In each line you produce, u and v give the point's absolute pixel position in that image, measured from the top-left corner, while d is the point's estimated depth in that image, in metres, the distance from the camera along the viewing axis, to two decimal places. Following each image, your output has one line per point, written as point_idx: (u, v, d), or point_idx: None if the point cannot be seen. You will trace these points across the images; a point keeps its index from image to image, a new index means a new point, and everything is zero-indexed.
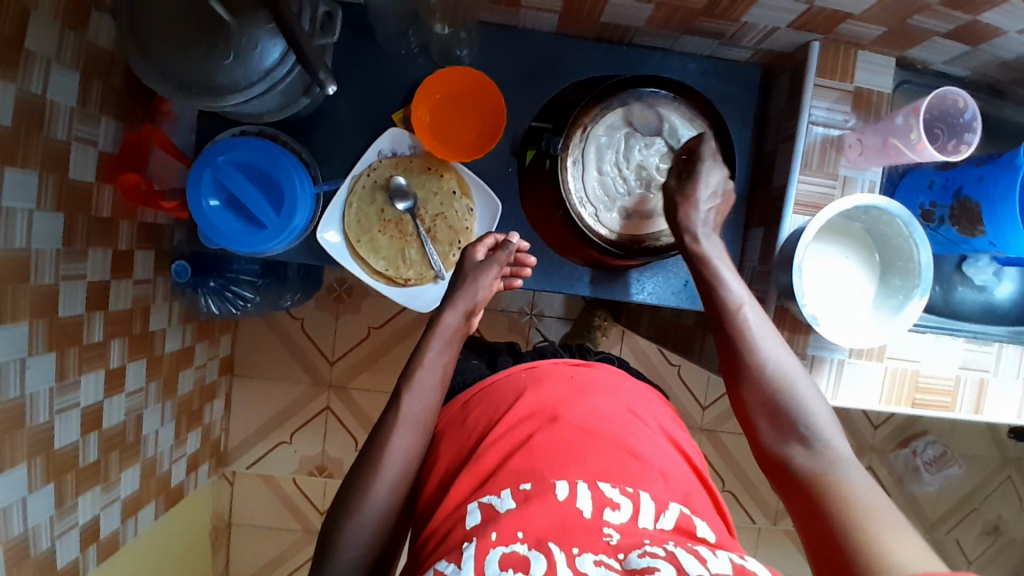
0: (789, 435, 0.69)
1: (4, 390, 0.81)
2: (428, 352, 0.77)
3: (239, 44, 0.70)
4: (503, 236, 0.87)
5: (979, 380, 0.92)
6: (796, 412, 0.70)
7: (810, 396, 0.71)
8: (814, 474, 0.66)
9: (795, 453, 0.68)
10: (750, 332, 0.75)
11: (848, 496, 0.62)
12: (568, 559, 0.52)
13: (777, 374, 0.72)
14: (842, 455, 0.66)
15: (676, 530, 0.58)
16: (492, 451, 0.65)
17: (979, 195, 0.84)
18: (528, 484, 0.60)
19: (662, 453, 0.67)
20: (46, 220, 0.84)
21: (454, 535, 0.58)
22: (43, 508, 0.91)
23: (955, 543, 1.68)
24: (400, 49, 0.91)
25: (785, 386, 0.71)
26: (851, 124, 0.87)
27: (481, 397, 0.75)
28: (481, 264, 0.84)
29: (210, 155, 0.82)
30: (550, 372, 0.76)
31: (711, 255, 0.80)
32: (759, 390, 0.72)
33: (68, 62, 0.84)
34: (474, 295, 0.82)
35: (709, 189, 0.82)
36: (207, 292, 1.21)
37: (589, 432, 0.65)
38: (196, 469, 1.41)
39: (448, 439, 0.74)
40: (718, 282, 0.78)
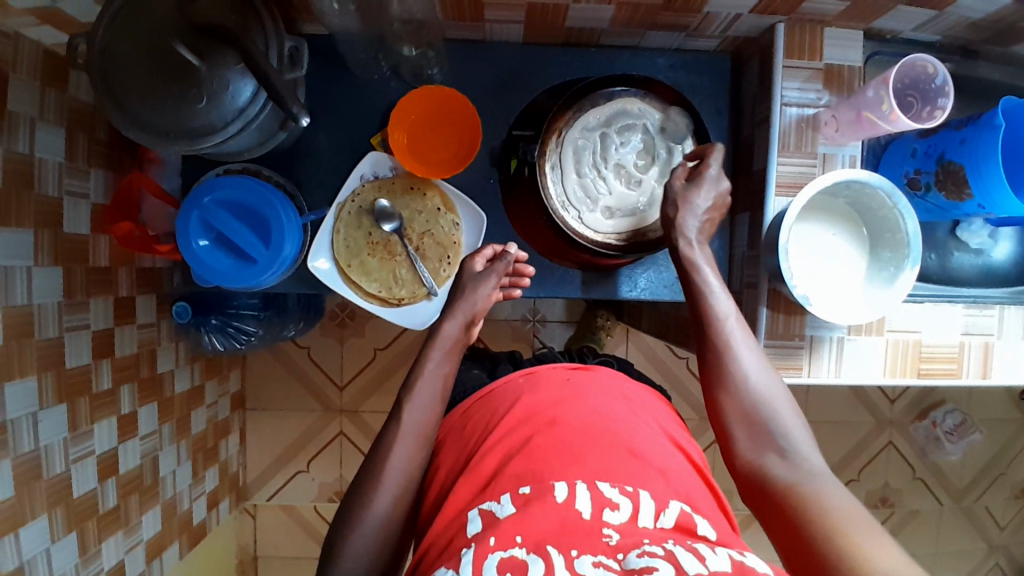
0: (766, 444, 0.69)
1: (18, 445, 0.83)
2: (427, 364, 0.77)
3: (211, 88, 0.72)
4: (501, 248, 0.89)
5: (984, 344, 0.91)
6: (774, 422, 0.70)
7: (787, 411, 0.72)
8: (788, 482, 0.65)
9: (771, 462, 0.68)
10: (734, 344, 0.75)
11: (821, 503, 0.61)
12: (566, 561, 0.52)
13: (758, 385, 0.73)
14: (816, 468, 0.66)
15: (677, 528, 0.58)
16: (491, 457, 0.66)
17: (962, 159, 0.84)
18: (527, 487, 0.60)
19: (662, 449, 0.67)
20: (46, 275, 0.86)
21: (455, 542, 0.58)
22: (67, 556, 0.92)
23: (985, 509, 1.65)
24: (372, 75, 0.92)
25: (765, 397, 0.72)
26: (825, 101, 0.87)
27: (480, 406, 0.76)
28: (480, 273, 0.85)
29: (196, 197, 0.83)
30: (548, 377, 0.76)
31: (700, 262, 0.81)
32: (740, 401, 0.73)
33: (52, 120, 0.86)
34: (474, 304, 0.82)
35: (711, 196, 0.82)
36: (210, 330, 1.23)
37: (588, 432, 0.66)
38: (217, 505, 1.43)
39: (448, 448, 0.75)
40: (706, 289, 0.79)
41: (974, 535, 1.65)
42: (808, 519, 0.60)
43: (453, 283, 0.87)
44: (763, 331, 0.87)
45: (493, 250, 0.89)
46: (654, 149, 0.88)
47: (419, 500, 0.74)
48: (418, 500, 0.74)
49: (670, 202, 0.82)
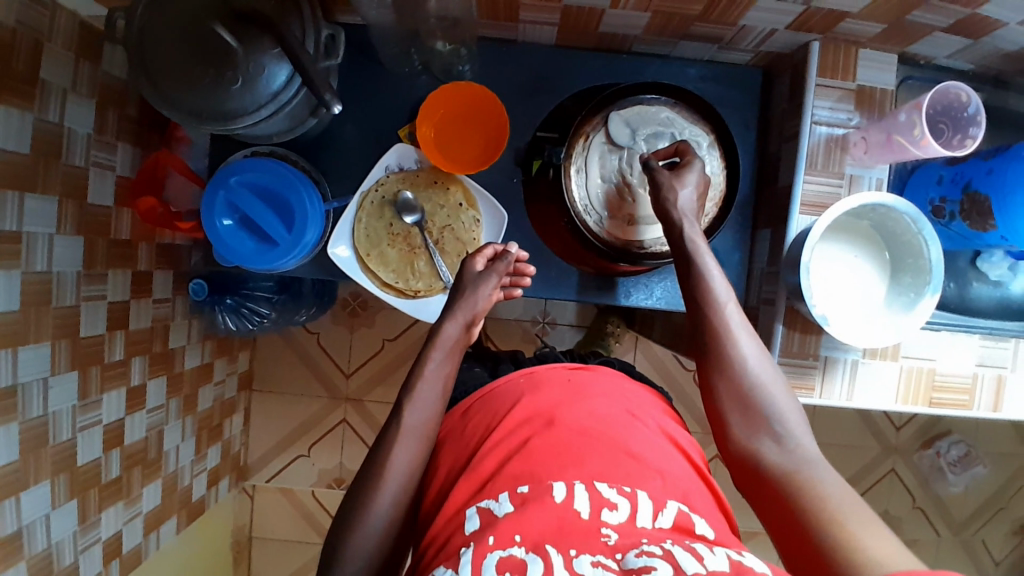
0: (760, 430, 0.68)
1: (27, 410, 0.84)
2: (428, 366, 0.77)
3: (247, 71, 0.72)
4: (502, 247, 0.88)
5: (997, 377, 0.91)
6: (768, 409, 0.69)
7: (782, 396, 0.70)
8: (784, 470, 0.65)
9: (765, 448, 0.67)
10: (732, 330, 0.72)
11: (819, 493, 0.61)
12: (565, 561, 0.53)
13: (753, 372, 0.70)
14: (811, 453, 0.66)
15: (675, 528, 0.59)
16: (490, 456, 0.66)
17: (988, 189, 0.84)
18: (525, 487, 0.61)
19: (660, 452, 0.68)
20: (68, 244, 0.87)
21: (453, 541, 0.59)
22: (67, 523, 0.93)
23: (984, 544, 1.64)
24: (403, 67, 0.93)
25: (760, 384, 0.70)
26: (855, 123, 0.87)
27: (480, 404, 0.76)
28: (481, 274, 0.84)
29: (223, 177, 0.83)
30: (547, 377, 0.76)
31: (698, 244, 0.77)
32: (736, 386, 0.70)
33: (84, 92, 0.87)
34: (474, 307, 0.82)
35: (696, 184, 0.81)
36: (224, 309, 1.24)
37: (587, 434, 0.66)
38: (217, 483, 1.44)
39: (449, 446, 0.75)
40: (705, 274, 0.75)
41: (972, 568, 1.64)
42: (805, 509, 0.60)
43: (455, 281, 0.86)
44: (777, 348, 0.87)
45: (494, 250, 0.88)
46: None
47: (421, 493, 0.74)
48: (421, 493, 0.74)
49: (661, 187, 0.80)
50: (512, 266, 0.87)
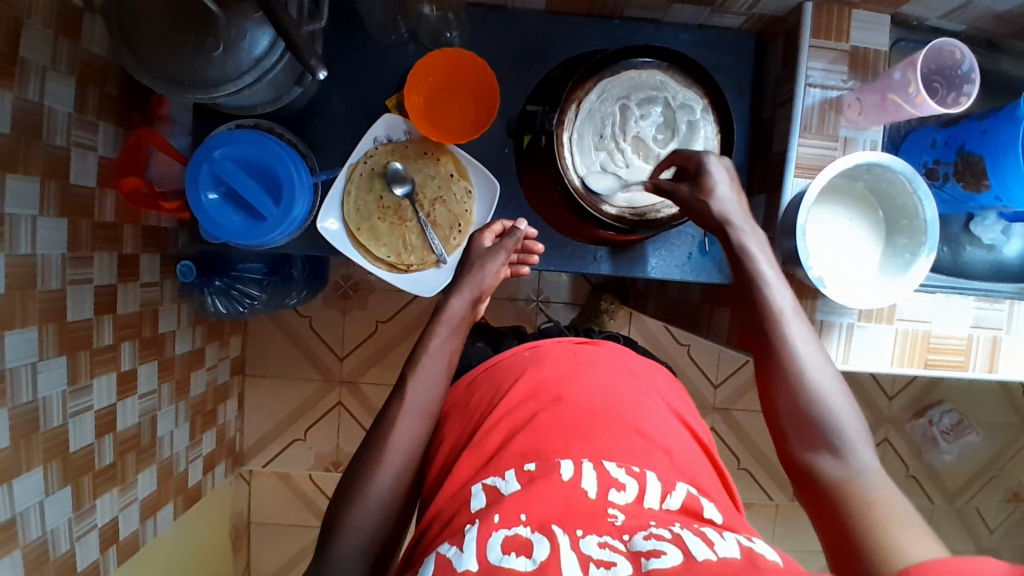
0: (818, 442, 0.66)
1: (16, 395, 0.82)
2: (431, 342, 0.77)
3: (227, 37, 0.70)
4: (511, 223, 0.89)
5: (992, 338, 0.91)
6: (828, 421, 0.67)
7: (845, 408, 0.68)
8: (838, 479, 0.63)
9: (822, 461, 0.65)
10: (791, 336, 0.72)
11: (871, 505, 0.59)
12: (571, 540, 0.52)
13: (814, 383, 0.69)
14: (874, 471, 0.63)
15: (683, 511, 0.58)
16: (496, 431, 0.66)
17: (983, 150, 0.83)
18: (532, 465, 0.60)
19: (668, 430, 0.68)
20: (51, 226, 0.85)
21: (458, 518, 0.57)
22: (61, 510, 0.92)
23: (977, 511, 1.66)
24: (389, 37, 0.91)
25: (821, 395, 0.68)
26: (849, 85, 0.86)
27: (483, 377, 0.76)
28: (489, 250, 0.85)
29: (207, 149, 0.81)
30: (553, 351, 0.76)
31: (754, 248, 0.77)
32: (793, 395, 0.69)
33: (64, 70, 0.85)
34: (480, 283, 0.82)
35: (725, 181, 0.80)
36: (213, 291, 1.22)
37: (593, 411, 0.66)
38: (213, 469, 1.43)
39: (451, 422, 0.74)
40: (763, 281, 0.75)
41: (965, 536, 1.66)
42: (857, 519, 0.59)
43: (462, 256, 0.87)
44: None
45: (501, 226, 0.89)
46: (674, 123, 0.87)
47: (421, 470, 0.74)
48: (420, 470, 0.73)
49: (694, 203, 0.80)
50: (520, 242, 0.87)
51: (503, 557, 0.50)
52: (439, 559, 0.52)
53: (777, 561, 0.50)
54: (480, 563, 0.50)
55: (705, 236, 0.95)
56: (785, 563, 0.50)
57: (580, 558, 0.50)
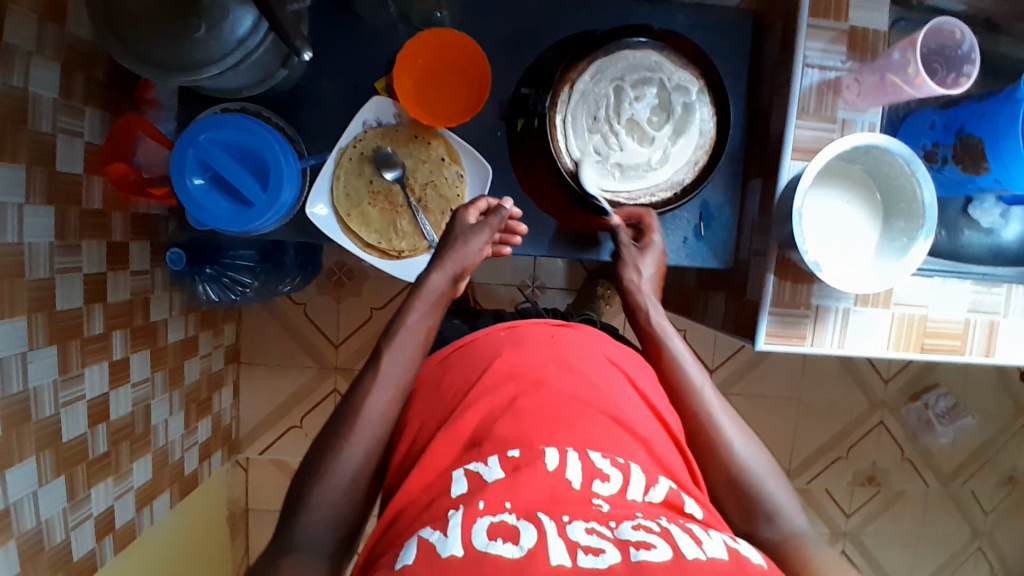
0: (755, 512, 0.69)
1: (6, 385, 0.81)
2: (409, 316, 0.78)
3: (210, 16, 0.68)
4: (496, 201, 0.87)
5: (990, 322, 0.91)
6: (760, 490, 0.70)
7: (772, 476, 0.71)
8: (778, 541, 0.66)
9: (760, 529, 0.68)
10: (711, 411, 0.75)
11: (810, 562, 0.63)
12: (558, 527, 0.52)
13: (741, 454, 0.72)
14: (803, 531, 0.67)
15: (665, 504, 0.59)
16: (473, 413, 0.65)
17: (983, 133, 0.81)
18: (516, 451, 0.60)
19: (647, 420, 0.68)
20: (38, 214, 0.83)
21: (439, 503, 0.57)
22: (55, 500, 0.92)
23: (971, 494, 1.67)
24: (378, 18, 0.88)
25: (749, 465, 0.72)
26: (848, 66, 0.84)
27: (457, 356, 0.75)
28: (473, 226, 0.84)
29: (192, 134, 0.79)
30: (532, 333, 0.75)
31: (662, 329, 0.84)
32: (722, 468, 0.72)
33: (48, 54, 0.82)
34: (464, 260, 0.82)
35: (651, 259, 0.88)
36: (203, 279, 1.19)
37: (576, 399, 0.65)
38: (209, 458, 1.42)
39: (423, 402, 0.73)
40: (678, 361, 0.80)
41: (958, 519, 1.67)
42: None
43: (444, 232, 0.85)
44: (768, 299, 0.86)
45: (487, 204, 0.87)
46: (669, 105, 0.85)
47: None
48: None
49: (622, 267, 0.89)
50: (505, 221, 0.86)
51: (490, 543, 0.50)
52: (422, 544, 0.51)
53: (761, 564, 0.51)
54: (467, 550, 0.49)
55: (700, 220, 0.94)
56: (768, 566, 0.52)
57: (569, 545, 0.50)
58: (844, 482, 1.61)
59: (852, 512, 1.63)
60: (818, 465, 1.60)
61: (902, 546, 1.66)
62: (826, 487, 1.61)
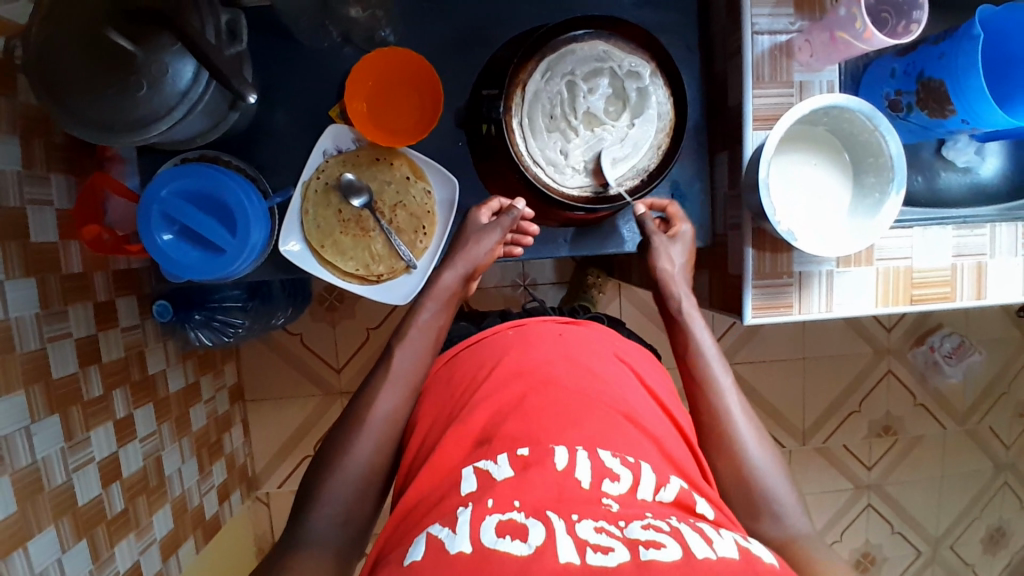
0: (760, 511, 0.70)
1: (14, 460, 0.81)
2: (419, 317, 0.80)
3: (150, 73, 0.68)
4: (509, 201, 0.89)
5: (977, 264, 0.90)
6: (768, 491, 0.70)
7: (783, 480, 0.71)
8: (782, 543, 0.67)
9: (764, 527, 0.69)
10: (728, 411, 0.76)
11: (812, 569, 0.64)
12: (568, 526, 0.51)
13: (754, 455, 0.72)
14: (807, 535, 0.68)
15: (676, 503, 0.58)
16: (482, 412, 0.65)
17: (942, 74, 0.81)
18: (524, 450, 0.59)
19: (654, 416, 0.69)
20: (19, 287, 0.83)
21: (448, 501, 0.57)
22: (81, 564, 0.92)
23: (989, 429, 1.67)
24: (322, 44, 0.88)
25: (762, 466, 0.72)
26: (798, 26, 0.83)
27: (467, 354, 0.76)
28: (485, 226, 0.86)
29: (154, 189, 0.79)
30: (539, 332, 0.76)
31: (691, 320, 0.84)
32: (735, 467, 0.72)
33: (4, 128, 0.82)
34: (474, 259, 0.84)
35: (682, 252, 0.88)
36: (195, 326, 1.18)
37: (583, 395, 0.66)
38: (229, 498, 1.43)
39: (434, 398, 0.74)
40: (700, 354, 0.81)
41: (980, 454, 1.67)
42: None
43: (456, 232, 0.89)
44: (750, 273, 0.86)
45: (501, 204, 0.89)
46: (623, 93, 0.85)
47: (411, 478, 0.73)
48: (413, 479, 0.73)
49: (657, 256, 0.87)
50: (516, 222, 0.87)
51: (498, 540, 0.49)
52: (431, 539, 0.52)
53: (773, 564, 0.50)
54: (474, 545, 0.49)
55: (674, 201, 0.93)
56: (780, 566, 0.51)
57: (577, 542, 0.49)
58: (861, 435, 1.61)
59: (873, 464, 1.63)
60: (831, 422, 1.60)
61: (928, 489, 1.66)
62: (843, 443, 1.61)
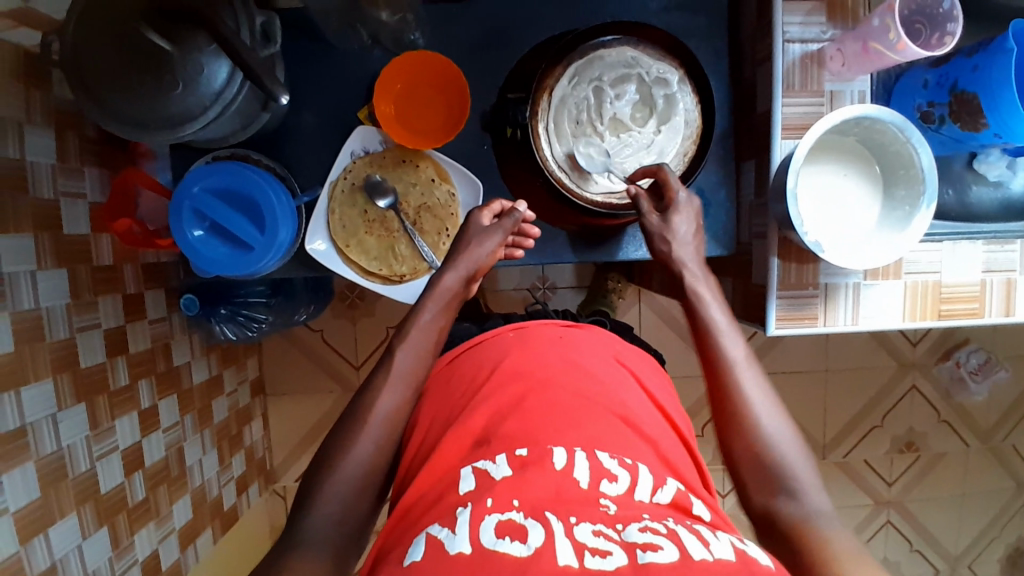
0: (777, 490, 0.65)
1: (40, 446, 0.84)
2: (420, 317, 0.78)
3: (185, 72, 0.69)
4: (510, 204, 0.88)
5: (1007, 280, 0.88)
6: (785, 468, 0.66)
7: (800, 458, 0.67)
8: (799, 522, 0.62)
9: (782, 507, 0.64)
10: (744, 387, 0.71)
11: (828, 547, 0.59)
12: (565, 527, 0.51)
13: (770, 432, 0.68)
14: (829, 514, 0.63)
15: (673, 505, 0.58)
16: (481, 413, 0.66)
17: (976, 87, 0.79)
18: (523, 450, 0.60)
19: (652, 419, 0.68)
20: (51, 277, 0.86)
21: (447, 500, 0.57)
22: (101, 550, 0.94)
23: (1014, 448, 1.63)
24: (352, 46, 0.89)
25: (777, 444, 0.68)
26: (829, 35, 0.82)
27: (466, 355, 0.76)
28: (487, 228, 0.84)
29: (186, 186, 0.81)
30: (539, 333, 0.75)
31: (707, 297, 0.78)
32: (750, 445, 0.68)
33: (40, 122, 0.84)
34: (476, 259, 0.83)
35: (690, 223, 0.82)
36: (219, 320, 1.20)
37: (582, 397, 0.66)
38: (247, 490, 1.45)
39: (434, 399, 0.74)
40: (714, 330, 0.75)
41: (1004, 475, 1.63)
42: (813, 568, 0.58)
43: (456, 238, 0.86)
44: (775, 283, 0.85)
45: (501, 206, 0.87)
46: (651, 99, 0.85)
47: None
48: None
49: (658, 240, 0.82)
50: (518, 224, 0.86)
51: (498, 542, 0.49)
52: (430, 540, 0.52)
53: (771, 565, 0.49)
54: (474, 546, 0.49)
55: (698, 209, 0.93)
56: (777, 568, 0.49)
57: (575, 544, 0.49)
58: (881, 449, 1.59)
59: (894, 480, 1.60)
60: (851, 436, 1.58)
61: (949, 507, 1.62)
62: (863, 457, 1.58)
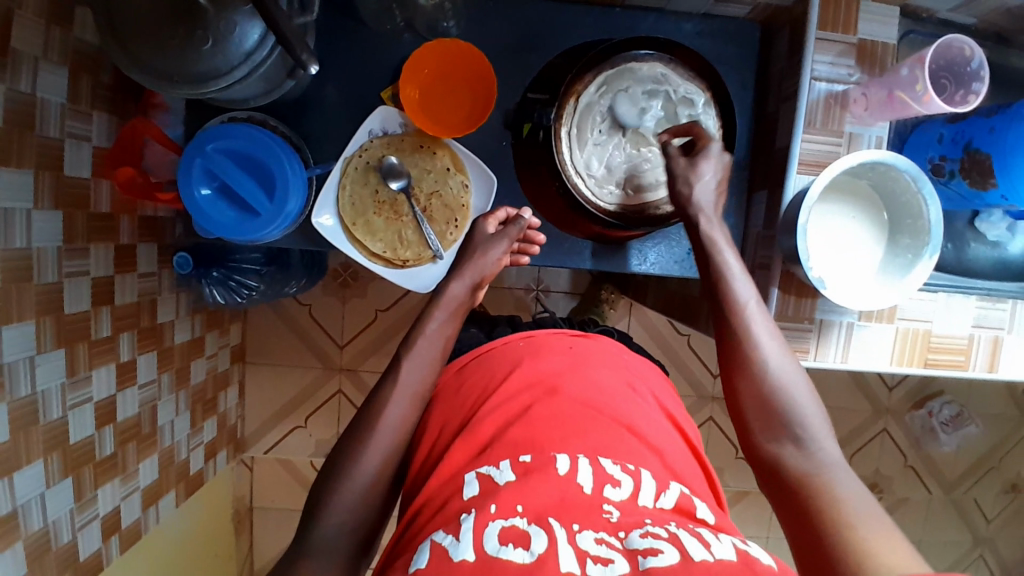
0: (781, 433, 0.67)
1: (15, 388, 0.82)
2: (429, 325, 0.78)
3: (217, 29, 0.68)
4: (515, 211, 0.90)
5: (994, 337, 0.90)
6: (791, 412, 0.67)
7: (807, 401, 0.68)
8: (801, 468, 0.64)
9: (785, 451, 0.66)
10: (753, 329, 0.72)
11: (830, 493, 0.61)
12: (568, 535, 0.51)
13: (776, 377, 0.69)
14: (833, 459, 0.64)
15: (677, 509, 0.58)
16: (488, 421, 0.66)
17: (991, 148, 0.81)
18: (527, 456, 0.60)
19: (661, 434, 0.69)
20: (46, 218, 0.84)
21: (451, 505, 0.57)
22: (64, 501, 0.93)
23: (974, 501, 1.67)
24: (385, 26, 0.89)
25: (784, 391, 0.69)
26: (856, 79, 0.84)
27: (475, 364, 0.76)
28: (491, 236, 0.86)
29: (199, 144, 0.80)
30: (549, 343, 0.76)
31: (720, 242, 0.78)
32: (756, 388, 0.70)
33: (56, 59, 0.82)
34: (482, 269, 0.84)
35: (716, 168, 0.80)
36: (210, 282, 1.19)
37: (589, 407, 0.66)
38: (214, 456, 1.44)
39: (445, 405, 0.74)
40: (728, 273, 0.76)
41: (961, 525, 1.67)
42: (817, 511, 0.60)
43: (463, 242, 0.88)
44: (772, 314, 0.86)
45: (506, 214, 0.90)
46: (675, 118, 0.86)
47: (406, 464, 0.74)
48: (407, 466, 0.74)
49: (680, 180, 0.81)
50: (524, 230, 0.88)
51: (501, 548, 0.50)
52: (435, 547, 0.52)
53: (771, 565, 0.50)
54: (477, 553, 0.50)
55: None
56: (778, 568, 0.51)
57: (578, 552, 0.50)
58: None
59: None
60: None
61: None
62: None
